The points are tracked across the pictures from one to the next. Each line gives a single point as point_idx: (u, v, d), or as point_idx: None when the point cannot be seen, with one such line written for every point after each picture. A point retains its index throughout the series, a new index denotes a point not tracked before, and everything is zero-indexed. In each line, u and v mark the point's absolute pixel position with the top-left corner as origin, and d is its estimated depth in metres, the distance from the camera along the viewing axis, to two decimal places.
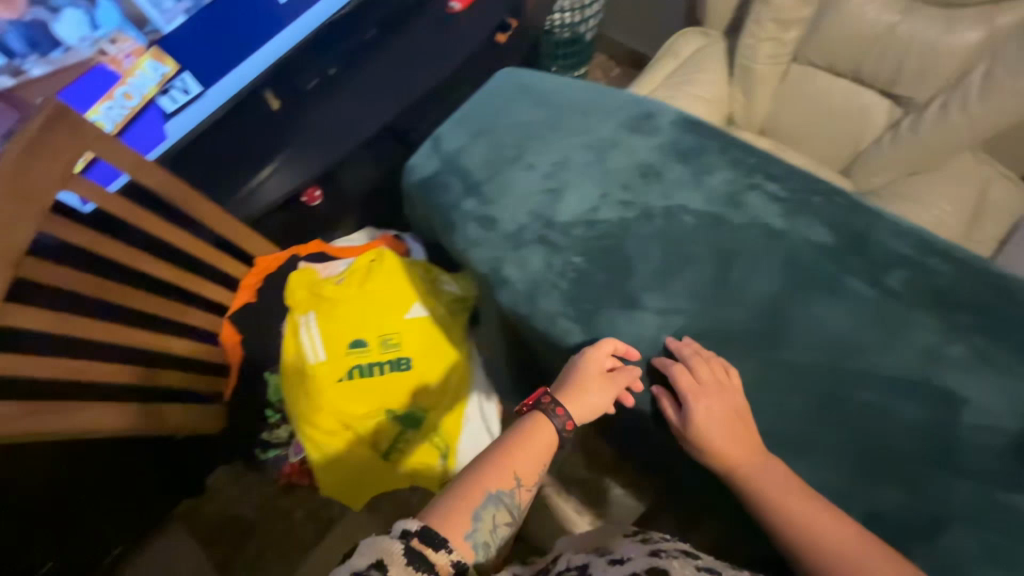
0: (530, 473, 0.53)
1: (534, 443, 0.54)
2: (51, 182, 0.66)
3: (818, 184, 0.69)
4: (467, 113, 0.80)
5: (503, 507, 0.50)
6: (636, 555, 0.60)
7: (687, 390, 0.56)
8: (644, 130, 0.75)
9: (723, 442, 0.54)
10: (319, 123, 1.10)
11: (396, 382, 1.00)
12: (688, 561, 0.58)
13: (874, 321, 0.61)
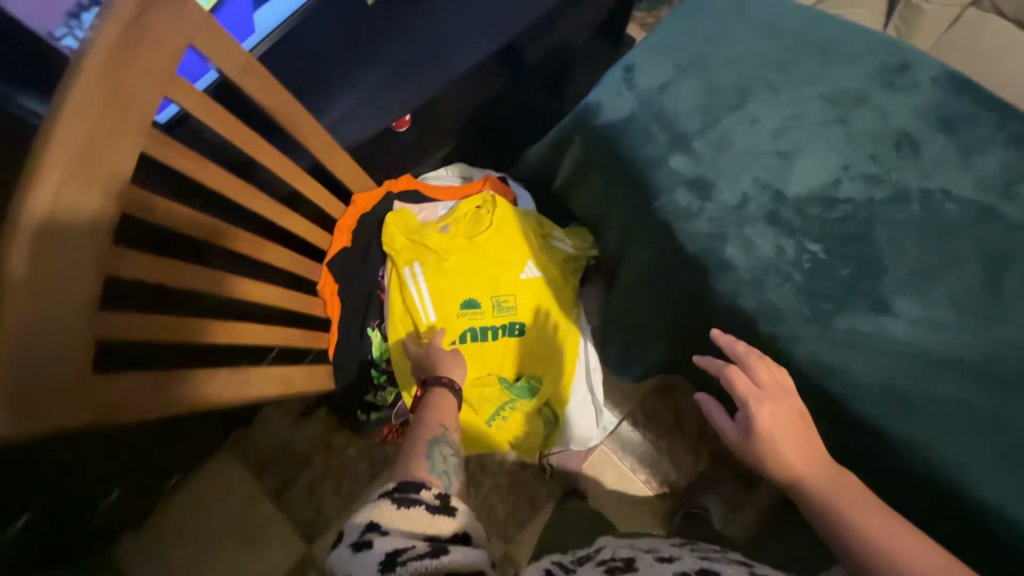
0: (448, 420, 0.65)
1: (443, 403, 0.69)
2: (157, 81, 0.48)
3: None
4: (668, 38, 0.63)
5: (444, 445, 0.59)
6: (687, 557, 0.55)
7: (746, 393, 0.50)
8: (899, 85, 0.60)
9: (793, 453, 0.47)
10: (427, 29, 0.89)
11: (509, 348, 0.92)
12: (741, 568, 0.52)
13: None
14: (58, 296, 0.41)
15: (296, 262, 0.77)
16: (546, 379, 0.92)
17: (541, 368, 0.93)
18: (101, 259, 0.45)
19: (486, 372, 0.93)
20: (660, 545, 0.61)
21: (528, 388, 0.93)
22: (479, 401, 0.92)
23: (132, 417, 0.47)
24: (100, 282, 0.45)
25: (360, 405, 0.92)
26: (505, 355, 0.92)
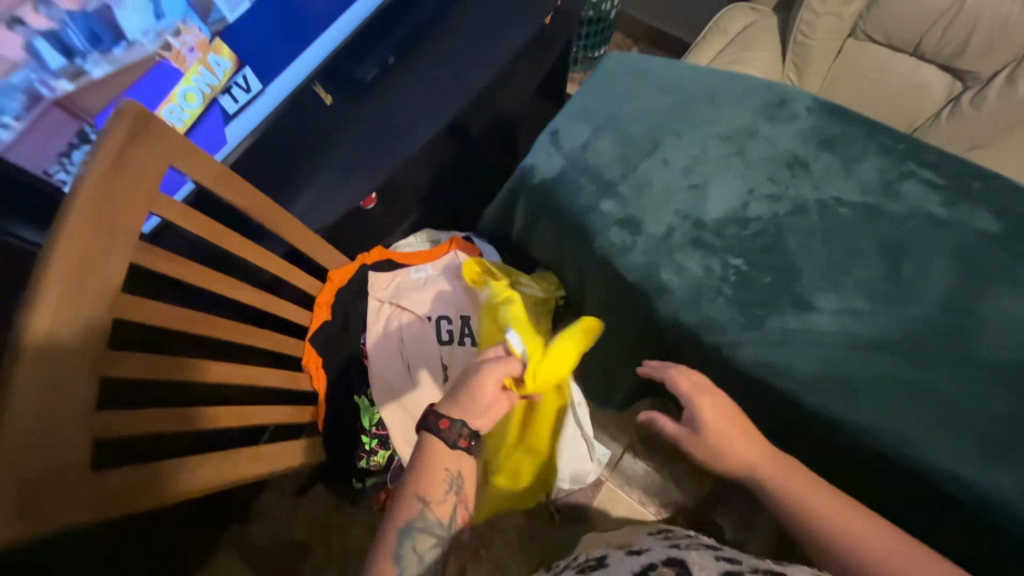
0: (434, 490, 0.60)
1: (433, 457, 0.61)
2: (142, 202, 0.55)
3: (974, 169, 0.66)
4: (583, 104, 0.74)
5: (420, 532, 0.58)
6: (658, 547, 0.62)
7: (689, 392, 0.57)
8: (781, 117, 0.71)
9: (743, 445, 0.55)
10: (381, 118, 1.00)
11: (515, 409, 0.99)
12: (707, 551, 0.60)
13: None
14: (51, 403, 0.44)
15: (279, 341, 0.81)
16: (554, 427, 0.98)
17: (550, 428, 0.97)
18: (95, 363, 0.49)
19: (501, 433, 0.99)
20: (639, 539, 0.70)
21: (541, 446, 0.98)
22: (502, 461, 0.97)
23: (128, 511, 0.50)
24: (96, 386, 0.49)
25: (354, 474, 0.93)
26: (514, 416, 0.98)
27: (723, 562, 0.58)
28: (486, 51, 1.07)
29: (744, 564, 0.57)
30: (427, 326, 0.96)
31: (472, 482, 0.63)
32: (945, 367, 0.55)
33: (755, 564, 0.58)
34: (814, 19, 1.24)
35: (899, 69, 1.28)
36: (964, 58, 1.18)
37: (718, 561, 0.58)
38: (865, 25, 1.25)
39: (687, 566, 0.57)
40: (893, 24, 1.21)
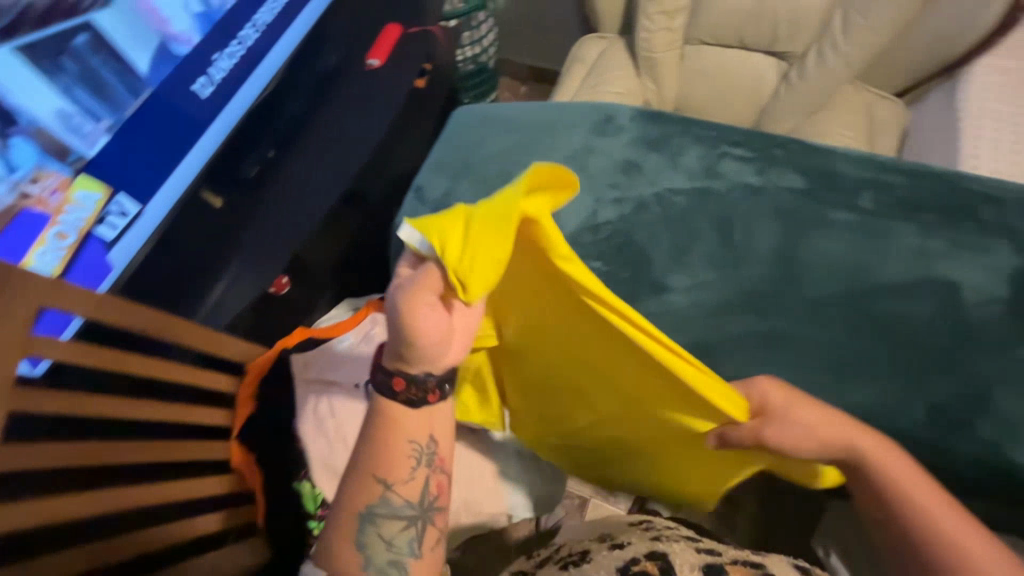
0: (396, 473, 0.58)
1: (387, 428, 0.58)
2: (14, 351, 0.56)
3: (775, 138, 0.77)
4: (439, 159, 0.81)
5: (386, 518, 0.59)
6: (641, 542, 0.70)
7: (779, 402, 0.58)
8: (609, 131, 0.80)
9: (834, 440, 0.58)
10: (276, 207, 1.07)
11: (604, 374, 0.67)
12: (687, 545, 0.69)
13: (865, 239, 0.67)
14: None
15: (202, 449, 0.83)
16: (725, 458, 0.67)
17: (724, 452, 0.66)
18: None
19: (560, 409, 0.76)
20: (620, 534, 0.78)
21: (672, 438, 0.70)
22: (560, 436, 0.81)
23: None
24: None
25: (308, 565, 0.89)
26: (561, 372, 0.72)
27: (703, 554, 0.66)
28: (364, 129, 1.17)
29: (724, 556, 0.66)
30: (356, 393, 0.96)
31: (440, 449, 0.61)
32: (789, 312, 0.65)
33: (733, 553, 0.68)
34: (651, 34, 1.43)
35: (732, 61, 1.48)
36: (778, 41, 1.38)
37: (700, 554, 0.66)
38: (693, 31, 1.45)
39: (666, 555, 0.64)
40: (714, 27, 1.41)
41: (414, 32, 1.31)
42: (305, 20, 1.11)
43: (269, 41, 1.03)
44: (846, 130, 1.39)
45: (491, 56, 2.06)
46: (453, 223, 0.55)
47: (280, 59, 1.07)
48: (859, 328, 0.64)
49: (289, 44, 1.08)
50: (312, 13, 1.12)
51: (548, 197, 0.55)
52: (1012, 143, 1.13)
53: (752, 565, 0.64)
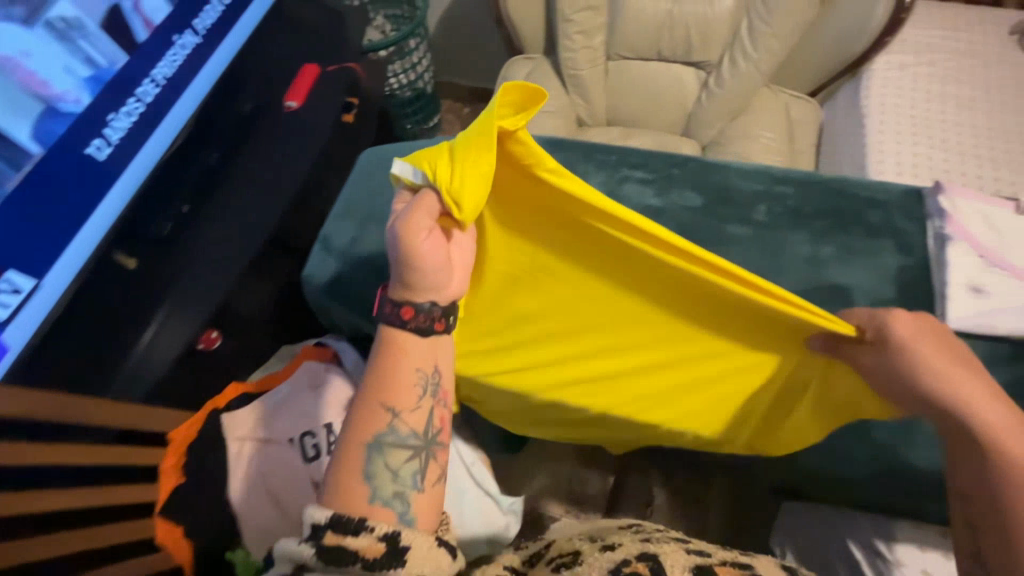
0: (403, 399, 0.58)
1: (393, 353, 0.58)
2: None
3: (672, 157, 0.79)
4: (343, 203, 0.78)
5: (393, 446, 0.56)
6: (631, 542, 0.65)
7: (903, 333, 0.62)
8: None
9: (948, 378, 0.59)
10: (197, 263, 1.04)
11: (638, 305, 0.77)
12: (677, 546, 0.64)
13: (763, 252, 0.72)
14: None
15: (118, 532, 0.78)
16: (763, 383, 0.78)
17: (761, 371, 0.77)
18: None
19: (587, 360, 0.81)
20: (610, 535, 0.73)
21: (701, 368, 0.79)
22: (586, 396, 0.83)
23: None
24: None
25: None
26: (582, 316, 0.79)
27: (693, 555, 0.61)
28: (285, 172, 1.16)
29: (714, 558, 0.61)
30: (291, 449, 0.94)
31: (445, 380, 0.62)
32: None
33: (722, 552, 0.64)
34: (573, 53, 1.46)
35: (653, 75, 1.50)
36: (693, 52, 1.42)
37: (690, 555, 0.61)
38: (614, 47, 1.47)
39: (657, 558, 0.59)
40: (632, 42, 1.44)
41: (332, 70, 1.31)
42: (211, 69, 1.09)
43: (173, 94, 1.01)
44: (768, 130, 1.42)
45: (428, 81, 2.07)
46: (438, 156, 0.61)
47: (186, 110, 1.04)
48: None
49: (196, 95, 1.06)
50: (217, 62, 1.10)
51: (523, 116, 0.60)
52: (911, 136, 1.20)
53: (742, 566, 0.60)
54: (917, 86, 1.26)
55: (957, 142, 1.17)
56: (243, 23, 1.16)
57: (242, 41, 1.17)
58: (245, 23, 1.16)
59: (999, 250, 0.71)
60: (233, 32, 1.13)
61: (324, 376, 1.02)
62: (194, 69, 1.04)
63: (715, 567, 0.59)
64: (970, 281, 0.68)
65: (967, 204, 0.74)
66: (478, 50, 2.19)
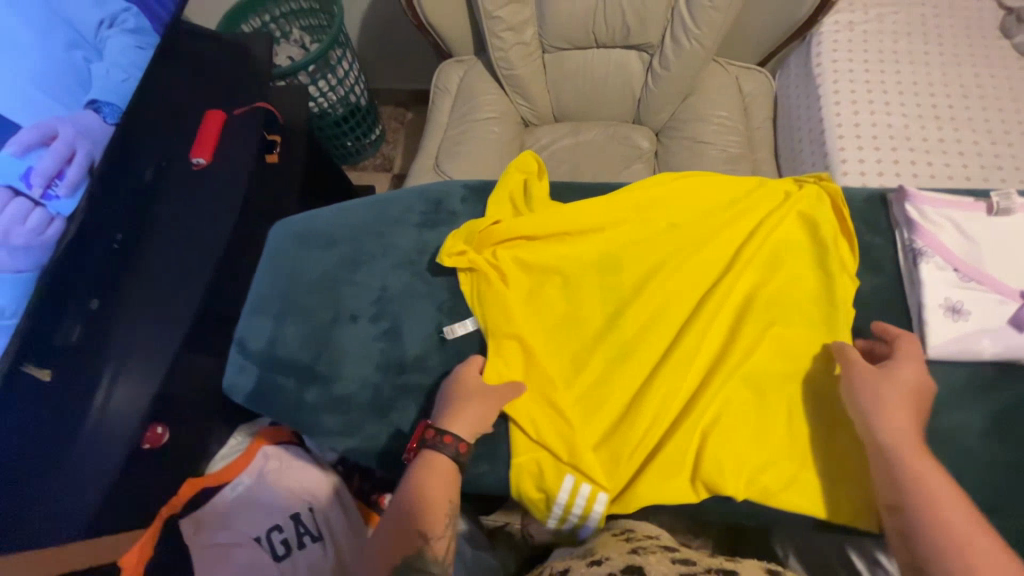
0: (435, 522, 0.55)
1: (432, 480, 0.57)
2: None
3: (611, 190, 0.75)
4: (258, 297, 0.70)
5: (419, 569, 0.54)
6: (618, 553, 0.56)
7: (898, 351, 0.64)
8: (441, 220, 0.74)
9: (904, 415, 0.58)
10: (117, 366, 0.93)
11: (652, 247, 0.72)
12: (665, 556, 0.56)
13: (714, 207, 0.74)
14: None
15: None
16: (812, 261, 0.71)
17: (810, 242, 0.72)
18: None
19: (667, 383, 0.65)
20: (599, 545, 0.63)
21: (773, 323, 0.68)
22: (700, 427, 0.63)
23: None
24: None
25: None
26: (629, 332, 0.68)
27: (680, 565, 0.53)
28: (204, 242, 1.04)
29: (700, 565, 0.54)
30: (259, 548, 0.90)
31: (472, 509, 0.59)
32: (670, 278, 0.70)
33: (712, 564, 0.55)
34: (506, 52, 1.34)
35: (594, 62, 1.39)
36: (632, 35, 1.31)
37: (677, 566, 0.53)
38: (548, 40, 1.35)
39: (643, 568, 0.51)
40: (567, 31, 1.32)
41: (241, 113, 1.17)
42: (60, 136, 0.89)
43: (11, 180, 0.80)
44: (721, 110, 1.34)
45: (362, 92, 1.91)
46: (503, 207, 0.73)
47: (48, 196, 0.87)
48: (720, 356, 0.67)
49: (53, 173, 0.87)
50: (63, 127, 0.90)
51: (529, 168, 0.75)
52: (867, 102, 1.13)
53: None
54: (869, 46, 1.19)
55: (916, 105, 1.11)
56: (76, 74, 0.93)
57: (83, 95, 0.95)
58: (77, 73, 0.93)
59: (970, 260, 0.69)
60: (62, 86, 0.90)
61: (285, 461, 0.95)
62: (28, 141, 0.83)
63: None
64: (945, 300, 0.68)
65: (937, 211, 0.72)
66: (411, 49, 2.03)
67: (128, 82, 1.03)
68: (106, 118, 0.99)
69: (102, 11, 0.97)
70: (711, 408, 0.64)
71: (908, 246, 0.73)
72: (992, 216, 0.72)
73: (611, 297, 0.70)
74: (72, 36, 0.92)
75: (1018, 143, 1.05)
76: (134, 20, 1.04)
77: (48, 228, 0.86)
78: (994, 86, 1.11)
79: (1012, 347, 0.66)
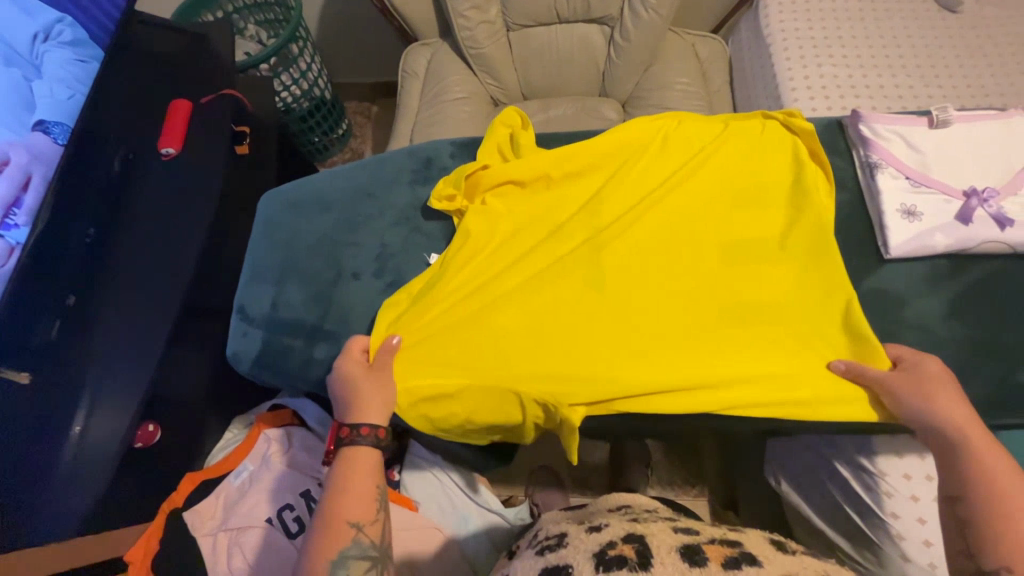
0: (362, 509, 0.55)
1: (354, 473, 0.56)
2: None
3: (590, 136, 0.79)
4: (254, 265, 0.70)
5: (356, 558, 0.53)
6: (618, 525, 0.63)
7: (910, 356, 0.67)
8: (432, 177, 0.77)
9: (951, 407, 0.60)
10: (103, 368, 0.89)
11: (630, 185, 0.76)
12: (665, 526, 0.63)
13: (686, 144, 0.79)
14: None
15: None
16: (780, 187, 0.77)
17: (786, 170, 0.78)
18: None
19: (649, 307, 0.69)
20: (604, 520, 0.70)
21: (745, 244, 0.73)
22: (684, 343, 0.67)
23: None
24: None
25: None
26: (612, 261, 0.71)
27: (680, 533, 0.59)
28: (185, 234, 1.02)
29: (703, 535, 0.58)
30: (272, 529, 0.90)
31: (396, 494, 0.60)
32: (652, 210, 0.74)
33: (712, 532, 0.59)
34: (471, 31, 1.37)
35: (558, 38, 1.43)
36: (592, 8, 1.36)
37: (678, 535, 0.59)
38: (511, 18, 1.38)
39: (643, 537, 0.57)
40: (529, 7, 1.35)
41: (208, 102, 1.15)
42: (12, 161, 0.82)
43: None
44: (681, 76, 1.41)
45: (326, 85, 1.89)
46: (489, 158, 0.76)
47: (6, 224, 0.80)
48: (705, 277, 0.71)
49: (9, 200, 0.81)
50: (14, 152, 0.83)
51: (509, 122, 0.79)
52: (813, 56, 1.21)
53: (728, 543, 0.55)
54: (810, 6, 1.28)
55: (857, 55, 1.20)
56: (17, 95, 0.85)
57: (29, 117, 0.87)
58: (19, 95, 0.86)
59: (922, 169, 0.77)
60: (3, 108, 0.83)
61: (288, 442, 0.98)
62: None
63: (702, 544, 0.55)
64: (902, 205, 0.76)
65: (887, 128, 0.80)
66: (372, 39, 2.01)
67: (74, 99, 0.95)
68: (57, 139, 0.91)
69: (34, 23, 0.89)
70: (694, 325, 0.68)
71: (866, 161, 0.81)
72: (933, 129, 0.80)
73: (598, 231, 0.73)
74: (7, 54, 0.85)
75: (947, 85, 1.15)
76: (71, 31, 0.96)
77: (9, 259, 0.80)
78: (922, 35, 1.22)
79: (963, 239, 0.74)
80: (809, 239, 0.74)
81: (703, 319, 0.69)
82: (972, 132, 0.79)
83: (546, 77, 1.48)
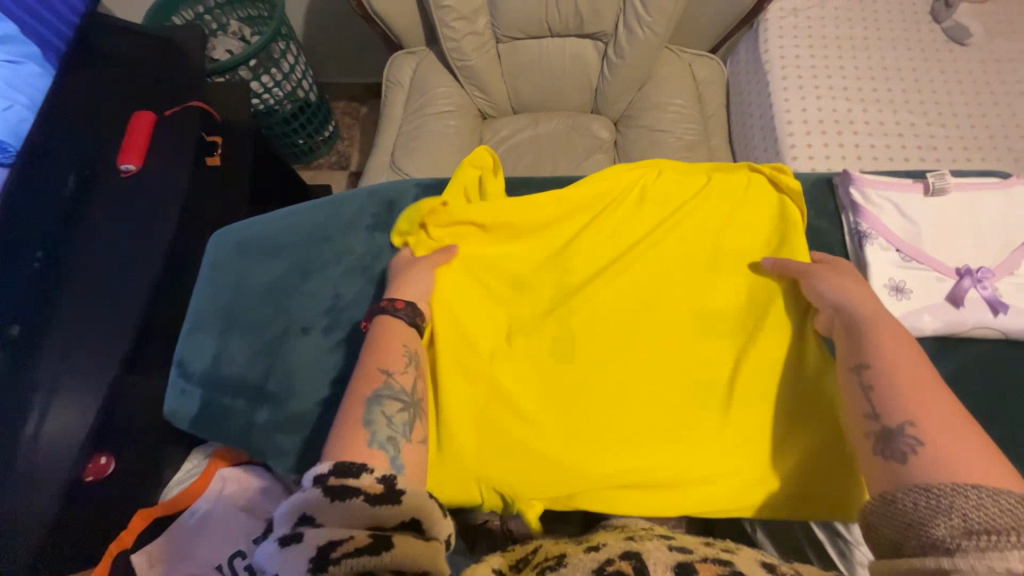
0: (394, 359, 0.56)
1: (387, 328, 0.59)
2: None
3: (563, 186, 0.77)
4: (197, 313, 0.66)
5: (389, 399, 0.53)
6: (613, 541, 0.53)
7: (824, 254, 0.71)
8: (395, 223, 0.73)
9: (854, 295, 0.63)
10: (45, 403, 0.84)
11: (600, 242, 0.74)
12: (661, 541, 0.53)
13: (660, 201, 0.78)
14: None
15: None
16: (755, 248, 0.75)
17: (764, 232, 0.75)
18: None
19: (614, 377, 0.66)
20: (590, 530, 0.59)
21: (717, 308, 0.71)
22: (648, 420, 0.64)
23: None
24: None
25: None
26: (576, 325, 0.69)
27: (677, 550, 0.49)
28: (142, 257, 0.97)
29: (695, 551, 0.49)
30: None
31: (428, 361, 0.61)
32: (620, 271, 0.72)
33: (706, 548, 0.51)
34: (458, 43, 1.30)
35: (550, 52, 1.36)
36: (585, 24, 1.29)
37: (672, 551, 0.49)
38: (500, 29, 1.32)
39: (641, 554, 0.47)
40: (519, 19, 1.29)
41: (173, 114, 1.09)
42: None
43: None
44: (676, 97, 1.35)
45: (311, 87, 1.81)
46: (455, 206, 0.74)
47: None
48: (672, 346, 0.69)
49: None
50: None
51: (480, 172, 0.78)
52: (814, 87, 1.16)
53: (724, 564, 0.47)
54: (813, 32, 1.22)
55: (859, 89, 1.15)
56: None
57: None
58: None
59: (914, 242, 0.75)
60: None
61: (245, 482, 0.98)
62: None
63: (695, 564, 0.46)
64: (890, 280, 0.73)
65: (879, 194, 0.77)
66: (360, 39, 1.93)
67: (12, 110, 0.94)
68: None
69: None
70: (660, 399, 0.66)
71: (855, 229, 0.77)
72: (928, 196, 0.77)
73: (567, 294, 0.71)
74: None
75: (951, 124, 1.10)
76: None
77: None
78: (927, 70, 1.16)
79: (954, 321, 0.71)
80: (784, 309, 0.70)
81: (670, 393, 0.66)
82: (966, 203, 0.76)
83: (536, 92, 1.42)
